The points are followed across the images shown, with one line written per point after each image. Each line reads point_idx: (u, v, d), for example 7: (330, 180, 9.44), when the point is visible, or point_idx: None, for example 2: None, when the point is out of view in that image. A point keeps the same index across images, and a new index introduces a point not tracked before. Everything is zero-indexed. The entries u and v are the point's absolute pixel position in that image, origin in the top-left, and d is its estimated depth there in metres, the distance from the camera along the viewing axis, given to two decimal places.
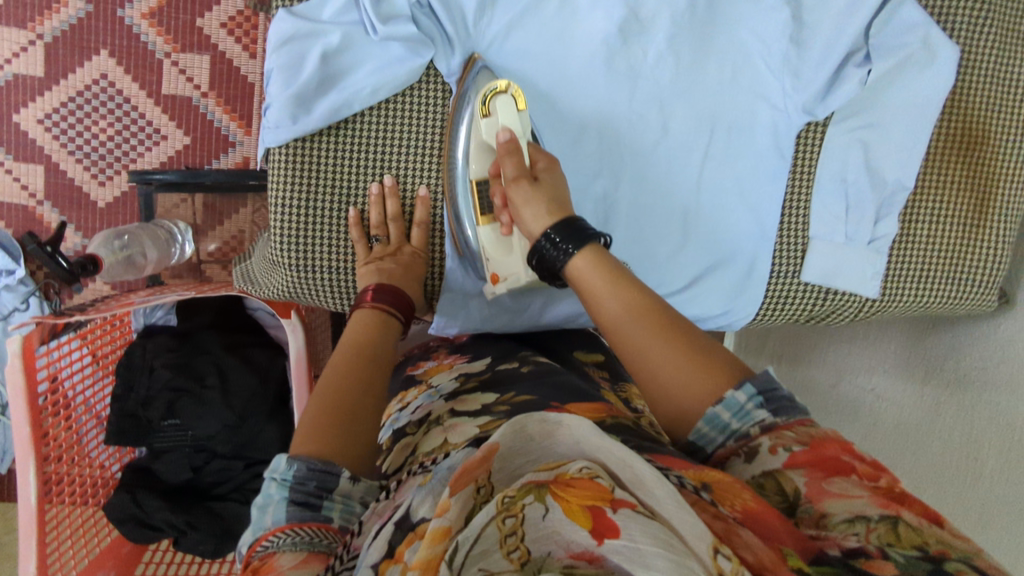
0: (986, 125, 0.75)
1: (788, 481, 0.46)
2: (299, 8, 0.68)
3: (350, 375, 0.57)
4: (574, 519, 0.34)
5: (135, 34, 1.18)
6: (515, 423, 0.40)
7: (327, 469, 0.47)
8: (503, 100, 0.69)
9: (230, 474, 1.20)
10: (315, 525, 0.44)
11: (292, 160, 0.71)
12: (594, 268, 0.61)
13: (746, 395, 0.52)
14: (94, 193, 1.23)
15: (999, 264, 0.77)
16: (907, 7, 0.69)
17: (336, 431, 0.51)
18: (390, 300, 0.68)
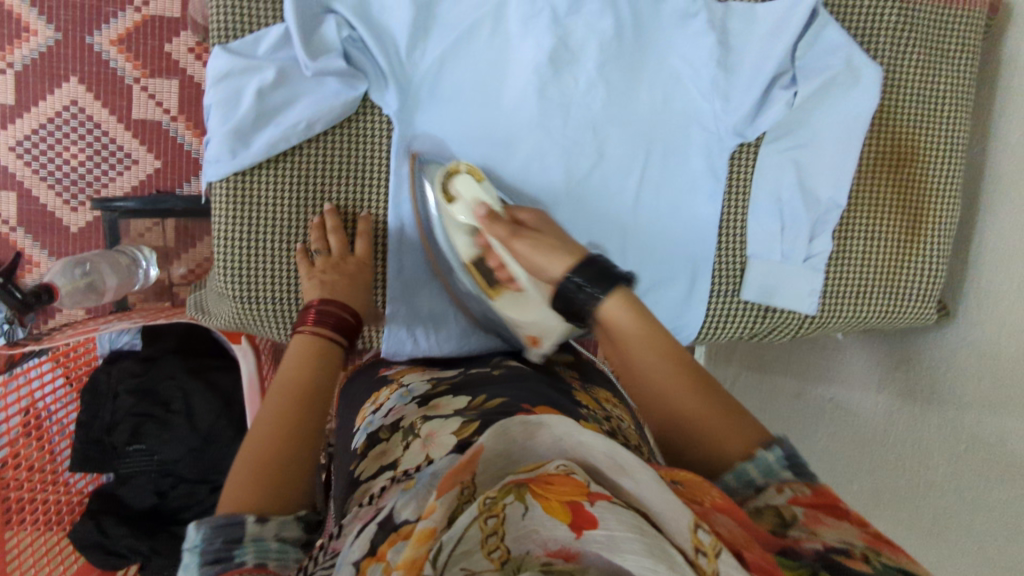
0: (915, 143, 0.78)
1: (787, 510, 0.48)
2: (234, 45, 0.72)
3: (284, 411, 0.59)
4: (553, 515, 0.37)
5: (104, 61, 1.22)
6: (499, 426, 0.41)
7: (229, 521, 0.49)
8: (463, 180, 0.73)
9: (198, 498, 1.19)
10: (231, 572, 0.46)
11: (232, 194, 0.75)
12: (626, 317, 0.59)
13: (775, 456, 0.52)
14: (66, 219, 1.26)
15: (937, 277, 0.80)
16: (829, 30, 0.74)
17: (271, 471, 0.54)
18: (332, 325, 0.68)
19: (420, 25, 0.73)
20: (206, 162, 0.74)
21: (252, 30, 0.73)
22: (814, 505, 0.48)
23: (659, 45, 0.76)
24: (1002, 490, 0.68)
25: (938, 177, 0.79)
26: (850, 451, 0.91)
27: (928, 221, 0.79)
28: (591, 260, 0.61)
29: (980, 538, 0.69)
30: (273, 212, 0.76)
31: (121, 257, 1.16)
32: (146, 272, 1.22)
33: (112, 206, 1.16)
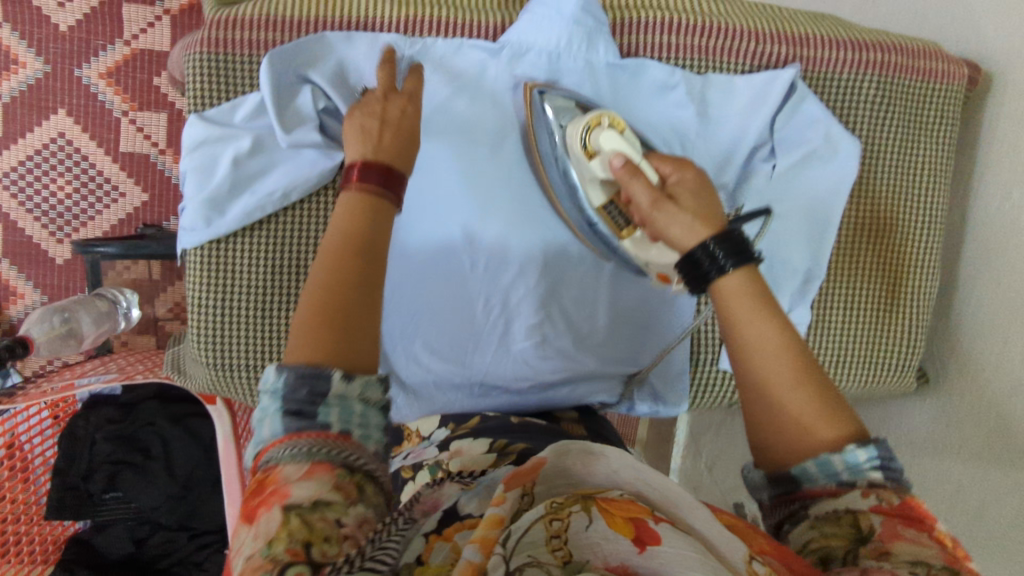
0: (896, 215, 0.79)
1: (865, 519, 0.45)
2: (209, 113, 0.72)
3: (341, 264, 0.49)
4: (617, 530, 0.41)
5: (92, 94, 1.24)
6: (561, 446, 0.45)
7: (317, 373, 0.44)
8: (607, 135, 0.68)
9: (175, 546, 1.20)
10: (314, 433, 0.42)
11: (207, 263, 0.74)
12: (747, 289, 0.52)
13: (867, 454, 0.47)
14: (51, 251, 1.29)
15: (918, 345, 0.80)
16: (807, 104, 0.74)
17: (346, 325, 0.47)
18: (379, 181, 0.55)
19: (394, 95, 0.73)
20: (182, 228, 0.74)
21: (229, 97, 0.72)
22: (896, 514, 0.45)
23: (636, 113, 0.76)
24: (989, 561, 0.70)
25: (919, 247, 0.79)
26: None
27: (909, 290, 0.80)
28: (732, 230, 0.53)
29: None
30: (248, 282, 0.75)
31: (100, 300, 1.13)
32: (126, 313, 1.20)
33: (92, 249, 1.14)
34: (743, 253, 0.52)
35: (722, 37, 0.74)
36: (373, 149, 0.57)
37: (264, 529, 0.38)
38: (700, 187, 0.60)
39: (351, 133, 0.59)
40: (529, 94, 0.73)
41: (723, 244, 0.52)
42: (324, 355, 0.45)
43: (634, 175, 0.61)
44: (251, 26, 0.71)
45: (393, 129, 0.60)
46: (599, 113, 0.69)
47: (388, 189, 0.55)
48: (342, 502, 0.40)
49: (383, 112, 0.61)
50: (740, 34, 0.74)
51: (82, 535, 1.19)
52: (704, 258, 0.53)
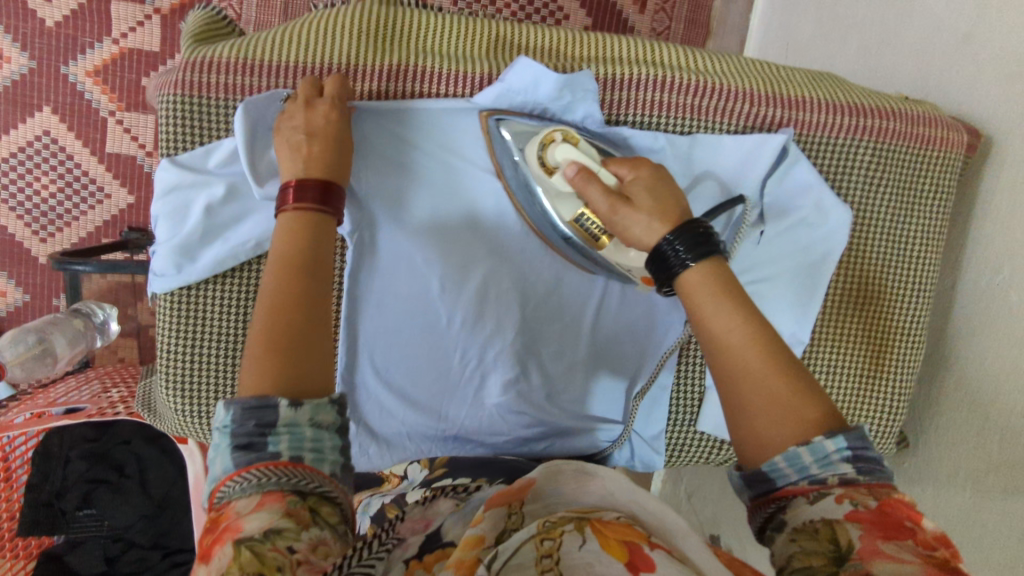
0: (884, 281, 0.78)
1: (844, 533, 0.44)
2: (182, 157, 0.70)
3: (283, 286, 0.53)
4: (610, 553, 0.40)
5: (78, 92, 1.21)
6: (551, 467, 0.50)
7: (262, 404, 0.46)
8: (561, 148, 0.66)
9: (148, 564, 1.17)
10: (262, 464, 0.45)
11: (177, 309, 0.72)
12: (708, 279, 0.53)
13: (835, 445, 0.47)
14: (35, 250, 1.28)
15: (899, 414, 0.79)
16: (800, 167, 0.73)
17: (293, 346, 0.50)
18: (316, 197, 0.58)
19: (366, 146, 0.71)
20: (152, 273, 0.72)
21: (202, 141, 0.70)
22: (875, 523, 0.44)
23: None
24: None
25: (904, 316, 0.78)
26: None
27: (892, 358, 0.79)
28: (694, 221, 0.54)
29: None
30: (220, 328, 0.73)
31: (76, 319, 1.14)
32: (104, 326, 1.20)
33: (74, 266, 1.07)
34: (705, 243, 0.53)
35: (717, 97, 0.72)
36: (305, 165, 0.60)
37: (217, 565, 0.40)
38: (656, 184, 0.59)
39: (281, 147, 0.61)
40: (485, 124, 0.72)
41: (686, 236, 0.53)
42: (274, 384, 0.48)
43: (589, 178, 0.60)
44: (228, 70, 0.69)
45: (323, 141, 0.62)
46: (552, 130, 0.68)
47: (327, 204, 0.59)
48: (295, 527, 0.42)
49: (307, 122, 0.63)
50: (735, 95, 0.72)
51: (54, 550, 1.16)
52: (668, 252, 0.53)
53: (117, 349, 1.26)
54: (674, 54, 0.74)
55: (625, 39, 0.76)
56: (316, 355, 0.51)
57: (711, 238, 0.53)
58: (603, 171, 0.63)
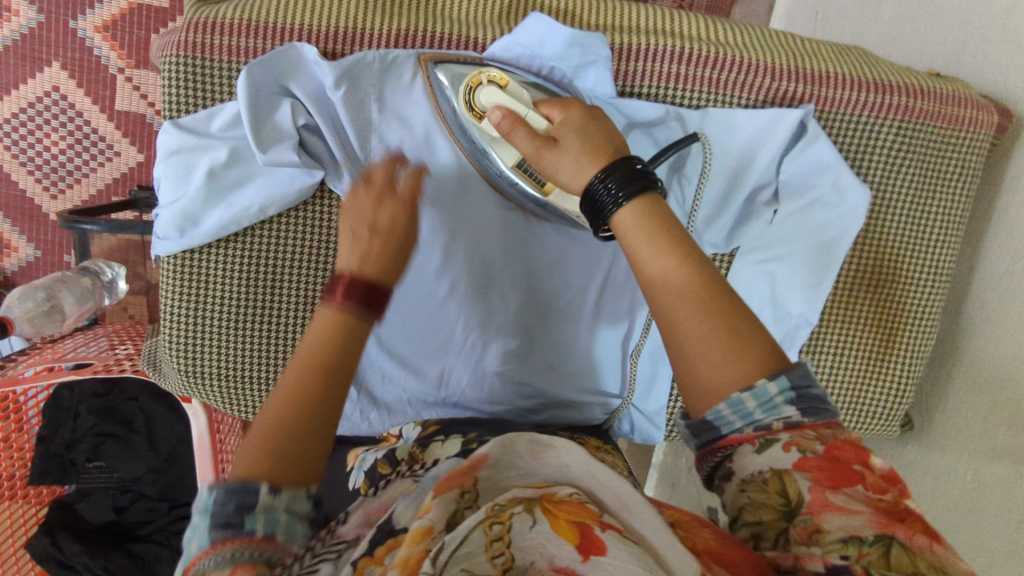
0: (899, 264, 0.76)
1: (791, 483, 0.42)
2: (186, 120, 0.69)
3: (303, 376, 0.47)
4: (560, 533, 0.37)
5: (88, 48, 1.20)
6: (505, 439, 0.44)
7: (245, 486, 0.42)
8: (488, 93, 0.64)
9: (155, 515, 1.21)
10: (240, 541, 0.40)
11: (180, 272, 0.72)
12: (639, 220, 0.51)
13: (778, 386, 0.45)
14: (45, 207, 1.27)
15: (906, 396, 0.79)
16: (819, 145, 0.70)
17: (300, 432, 0.45)
18: (361, 297, 0.50)
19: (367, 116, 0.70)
20: (156, 236, 0.71)
21: (205, 104, 0.69)
22: (824, 468, 0.42)
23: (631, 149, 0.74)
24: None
25: (919, 299, 0.77)
26: None
27: (902, 341, 0.78)
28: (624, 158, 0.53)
29: None
30: (222, 293, 0.73)
31: (85, 277, 1.14)
32: (113, 285, 1.21)
33: (81, 224, 1.08)
34: (635, 177, 0.52)
35: (736, 70, 0.70)
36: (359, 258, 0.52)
37: None
38: (587, 125, 0.59)
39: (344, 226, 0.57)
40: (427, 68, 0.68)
41: (616, 174, 0.53)
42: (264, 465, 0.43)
43: (516, 123, 0.60)
44: (232, 31, 0.67)
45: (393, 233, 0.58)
46: (478, 72, 0.65)
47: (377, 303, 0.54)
48: None
49: (374, 219, 0.55)
50: (754, 69, 0.70)
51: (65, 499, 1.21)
52: (598, 191, 0.53)
53: (127, 307, 1.27)
54: (694, 25, 0.72)
55: (642, 7, 0.73)
56: (316, 433, 0.46)
57: (639, 175, 0.53)
58: (532, 114, 0.61)
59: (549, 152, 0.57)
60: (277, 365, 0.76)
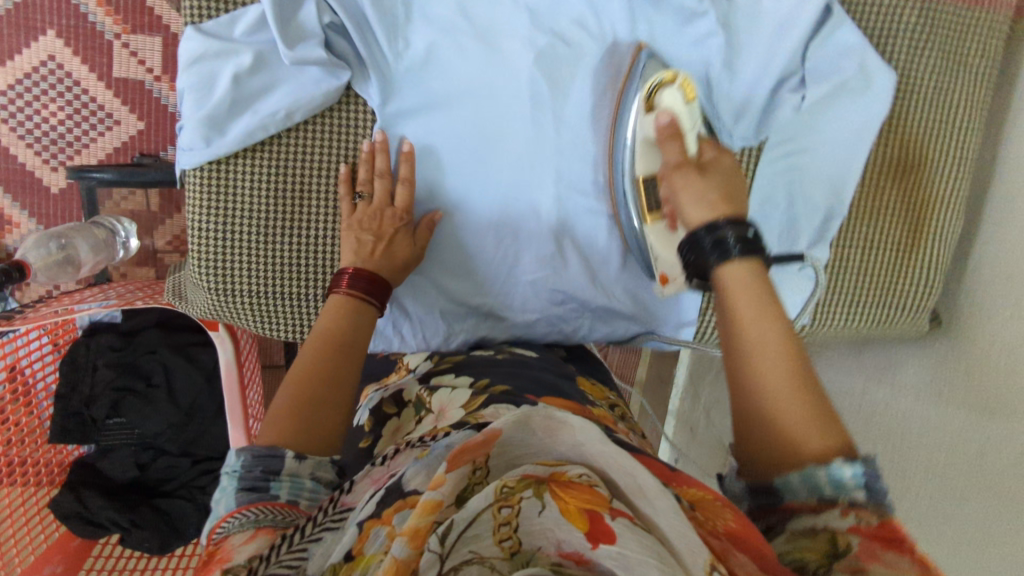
0: (923, 151, 0.77)
1: (842, 539, 0.40)
2: (208, 25, 0.68)
3: (315, 357, 0.57)
4: (570, 520, 0.36)
5: (83, 15, 1.13)
6: (521, 414, 0.40)
7: (271, 453, 0.47)
8: (669, 93, 0.68)
9: (178, 470, 1.19)
10: (262, 504, 0.44)
11: (206, 184, 0.71)
12: (748, 280, 0.52)
13: (853, 471, 0.42)
14: (47, 179, 1.19)
15: (934, 286, 0.79)
16: (845, 28, 0.71)
17: (315, 404, 0.53)
18: (365, 287, 0.64)
19: (394, 16, 0.70)
20: (180, 148, 0.71)
21: (226, 9, 0.68)
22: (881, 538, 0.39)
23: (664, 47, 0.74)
24: (971, 507, 0.70)
25: (945, 185, 0.77)
26: None
27: (930, 232, 0.78)
28: (741, 219, 0.54)
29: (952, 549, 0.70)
30: (251, 204, 0.72)
31: (97, 228, 1.12)
32: (125, 243, 1.19)
33: (88, 176, 1.07)
34: (749, 242, 0.53)
35: None
36: (365, 257, 0.67)
37: None
38: (733, 168, 0.61)
39: (349, 244, 0.68)
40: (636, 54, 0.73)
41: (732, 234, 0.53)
42: (281, 441, 0.49)
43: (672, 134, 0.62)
44: None
45: (388, 244, 0.69)
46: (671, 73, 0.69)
47: (372, 294, 0.65)
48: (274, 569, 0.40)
49: (377, 228, 0.69)
50: None
51: (87, 459, 1.20)
52: (704, 236, 0.55)
53: (136, 275, 1.24)
54: None
55: None
56: (328, 411, 0.54)
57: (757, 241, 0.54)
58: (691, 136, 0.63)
59: (689, 174, 0.59)
60: (306, 280, 0.75)
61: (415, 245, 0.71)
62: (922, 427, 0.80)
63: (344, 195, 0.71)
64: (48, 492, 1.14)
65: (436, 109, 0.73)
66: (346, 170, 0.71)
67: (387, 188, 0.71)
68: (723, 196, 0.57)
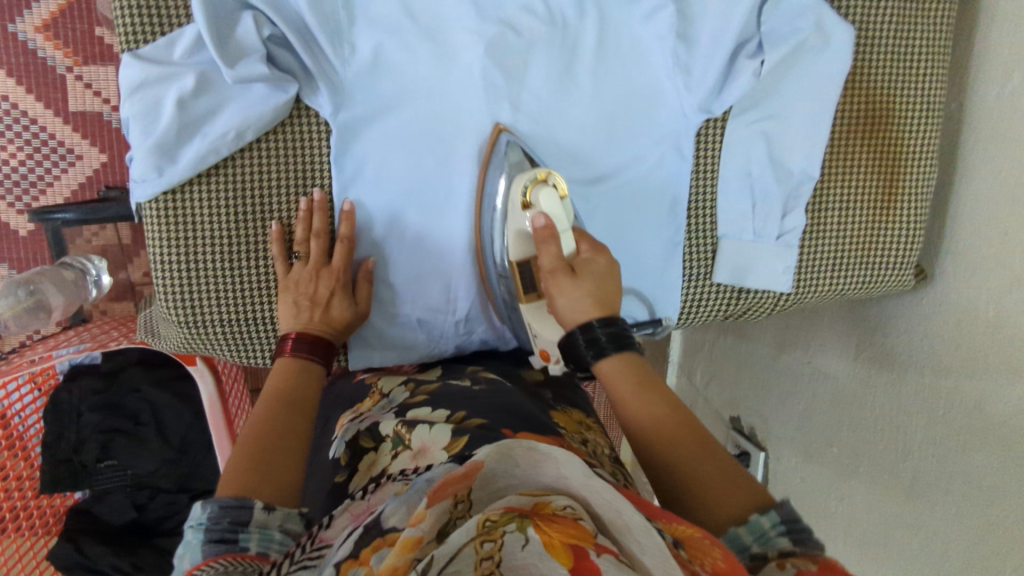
0: (890, 104, 0.76)
1: None
2: (145, 50, 0.66)
3: (272, 413, 0.59)
4: (555, 557, 0.33)
5: (30, 50, 1.10)
6: (503, 446, 0.41)
7: (239, 504, 0.48)
8: (545, 192, 0.67)
9: (179, 506, 1.15)
10: (230, 556, 0.45)
11: (162, 215, 0.68)
12: (626, 374, 0.58)
13: (771, 521, 0.47)
14: (14, 222, 1.16)
15: (917, 240, 0.79)
16: None
17: (272, 457, 0.55)
18: (308, 348, 0.67)
19: (337, 22, 0.68)
20: (132, 181, 0.68)
21: (163, 31, 0.66)
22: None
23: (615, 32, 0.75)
24: (972, 462, 0.69)
25: (916, 137, 0.77)
26: (829, 417, 0.92)
27: (906, 185, 0.77)
28: (613, 319, 0.60)
29: (961, 498, 0.69)
30: (212, 231, 0.70)
31: (66, 271, 1.11)
32: (97, 281, 1.17)
33: (53, 217, 1.05)
34: (620, 338, 0.59)
35: None
36: (300, 320, 0.69)
37: None
38: (605, 275, 0.64)
39: (287, 307, 0.69)
40: (496, 136, 0.73)
41: (603, 332, 0.59)
42: (249, 492, 0.50)
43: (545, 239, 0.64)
44: None
45: (326, 310, 0.69)
46: (548, 171, 0.69)
47: (315, 353, 0.68)
48: None
49: (313, 291, 0.70)
50: None
51: (82, 504, 1.14)
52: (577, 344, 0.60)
53: (115, 311, 1.21)
54: None
55: None
56: (290, 467, 0.55)
57: (625, 334, 0.60)
58: (567, 235, 0.65)
59: (562, 279, 0.62)
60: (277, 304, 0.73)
61: (352, 305, 0.72)
62: (915, 386, 0.79)
63: (280, 255, 0.71)
64: (46, 542, 1.12)
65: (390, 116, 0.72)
66: (279, 229, 0.70)
67: (324, 248, 0.71)
68: (599, 300, 0.61)
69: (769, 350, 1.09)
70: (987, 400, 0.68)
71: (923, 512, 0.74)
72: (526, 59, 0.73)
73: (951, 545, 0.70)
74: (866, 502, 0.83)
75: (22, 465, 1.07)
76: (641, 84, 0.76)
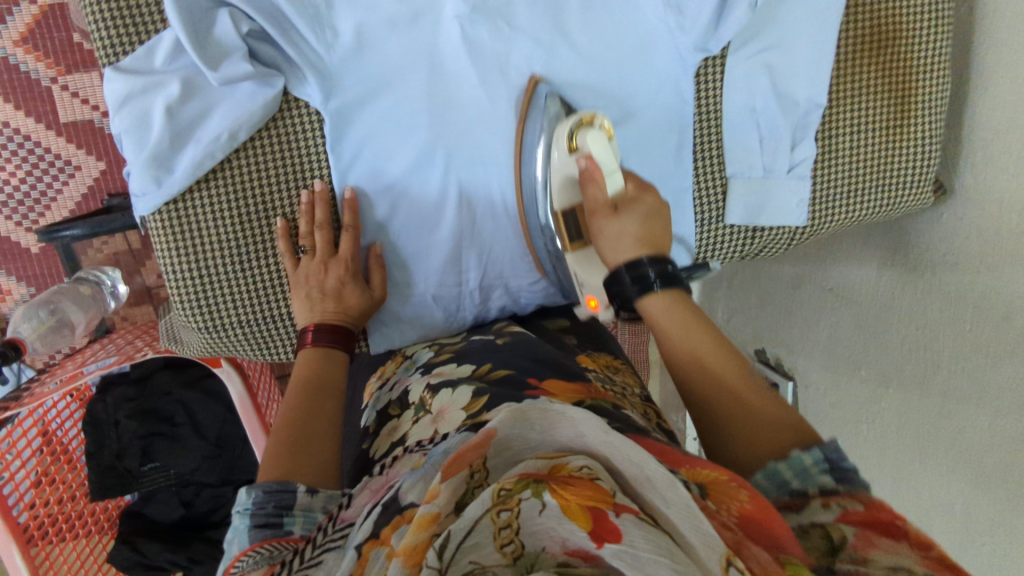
0: (897, 18, 0.74)
1: (837, 531, 0.42)
2: (126, 63, 0.64)
3: (302, 401, 0.60)
4: (572, 518, 0.32)
5: (13, 66, 1.08)
6: (517, 408, 0.39)
7: (284, 488, 0.49)
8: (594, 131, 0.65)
9: (226, 499, 1.17)
10: (276, 540, 0.46)
11: (168, 226, 0.68)
12: (670, 308, 0.59)
13: (811, 458, 0.47)
14: (25, 240, 1.16)
15: (932, 157, 0.76)
16: None
17: (308, 444, 0.55)
18: (330, 338, 0.67)
19: (316, 9, 0.66)
20: (133, 195, 0.67)
21: (141, 39, 0.65)
22: (867, 523, 0.41)
23: None
24: (1005, 370, 0.68)
25: (925, 50, 0.74)
26: (856, 340, 0.91)
27: (917, 102, 0.75)
28: (661, 257, 0.60)
29: (995, 408, 0.69)
30: (219, 235, 0.69)
31: (81, 285, 1.12)
32: (114, 291, 1.17)
33: (60, 234, 1.06)
34: (669, 276, 0.60)
35: None
36: (314, 308, 0.69)
37: None
38: (651, 216, 0.63)
39: (298, 296, 0.69)
40: (534, 87, 0.72)
41: (652, 268, 0.59)
42: (291, 474, 0.51)
43: (595, 179, 0.64)
44: None
45: (336, 301, 0.69)
46: (594, 114, 0.68)
47: (337, 341, 0.68)
48: None
49: (323, 282, 0.69)
50: None
51: (133, 507, 1.16)
52: (622, 279, 0.60)
53: (136, 316, 1.22)
54: None
55: None
56: (329, 448, 0.56)
57: (673, 273, 0.60)
58: (614, 176, 0.64)
59: (604, 217, 0.63)
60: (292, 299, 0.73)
61: (366, 292, 0.72)
62: (943, 300, 0.77)
63: (286, 250, 0.70)
64: (103, 541, 1.15)
65: (379, 96, 0.70)
66: (284, 224, 0.70)
67: (328, 240, 0.70)
68: (642, 238, 0.61)
69: (789, 280, 1.09)
70: (1017, 309, 0.67)
71: (959, 425, 0.73)
72: (511, 15, 0.71)
73: (988, 455, 0.69)
74: (898, 420, 0.83)
75: (70, 473, 1.10)
76: (633, 31, 0.73)
